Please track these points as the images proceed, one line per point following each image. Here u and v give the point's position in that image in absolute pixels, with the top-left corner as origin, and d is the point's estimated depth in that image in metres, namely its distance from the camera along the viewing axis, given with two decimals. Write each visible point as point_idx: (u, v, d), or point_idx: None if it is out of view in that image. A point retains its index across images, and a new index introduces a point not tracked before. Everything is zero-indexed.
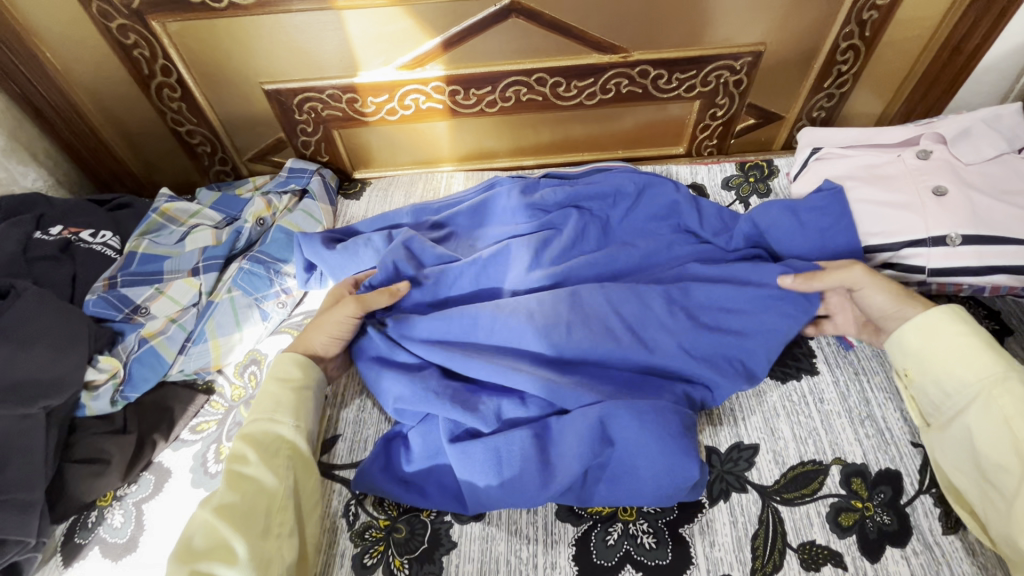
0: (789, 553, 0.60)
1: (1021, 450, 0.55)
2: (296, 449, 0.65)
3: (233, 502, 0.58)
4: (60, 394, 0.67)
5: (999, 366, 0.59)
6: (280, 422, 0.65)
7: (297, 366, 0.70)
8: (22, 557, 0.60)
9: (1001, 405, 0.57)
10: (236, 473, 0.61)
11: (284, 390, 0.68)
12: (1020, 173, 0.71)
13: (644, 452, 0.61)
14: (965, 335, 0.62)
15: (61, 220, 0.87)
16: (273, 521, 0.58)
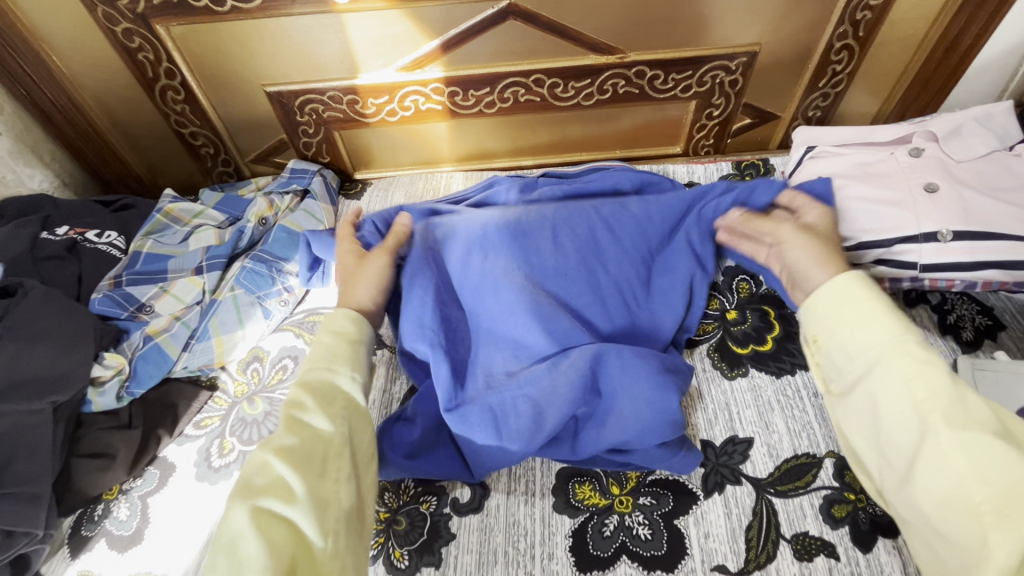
0: (782, 544, 0.61)
1: (920, 410, 0.49)
2: (350, 395, 0.60)
3: (293, 445, 0.53)
4: (67, 391, 0.68)
5: (894, 327, 0.53)
6: (337, 371, 0.61)
7: (351, 321, 0.66)
8: (30, 548, 0.62)
9: (900, 370, 0.51)
10: (293, 415, 0.56)
11: (338, 341, 0.64)
12: (1011, 171, 0.72)
13: (627, 395, 0.64)
14: (866, 298, 0.56)
15: (67, 221, 0.89)
16: (329, 465, 0.54)
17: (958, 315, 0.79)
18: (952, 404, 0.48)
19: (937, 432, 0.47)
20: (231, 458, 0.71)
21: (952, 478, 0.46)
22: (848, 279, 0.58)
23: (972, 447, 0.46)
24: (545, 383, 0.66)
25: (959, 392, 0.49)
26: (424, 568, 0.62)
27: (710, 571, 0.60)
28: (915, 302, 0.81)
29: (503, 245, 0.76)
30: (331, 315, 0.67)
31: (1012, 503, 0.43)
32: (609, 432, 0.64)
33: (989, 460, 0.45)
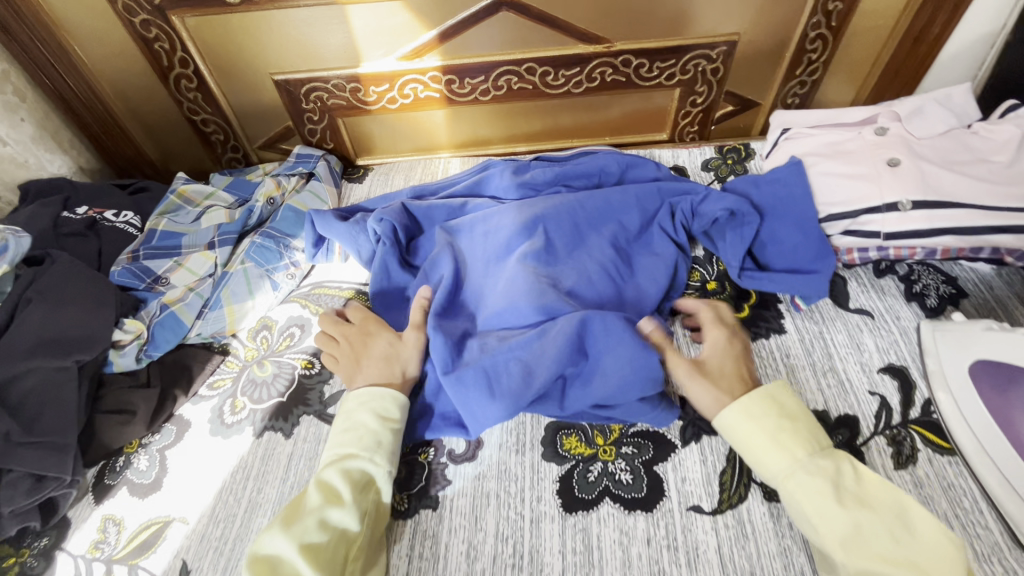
0: (753, 487, 0.66)
1: (824, 541, 0.55)
2: (379, 488, 0.64)
3: (320, 546, 0.56)
4: (90, 351, 0.73)
5: (787, 458, 0.59)
6: (375, 460, 0.64)
7: (399, 407, 0.69)
8: (58, 492, 0.67)
9: (799, 502, 0.57)
10: (326, 511, 0.59)
11: (384, 427, 0.67)
12: (968, 146, 0.78)
13: (608, 353, 0.68)
14: (760, 427, 0.62)
15: (87, 202, 0.94)
16: (348, 568, 0.57)
17: (924, 285, 0.84)
18: (851, 530, 0.54)
19: (841, 567, 0.53)
20: (243, 416, 0.76)
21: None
22: (736, 407, 0.64)
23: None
24: (535, 345, 0.70)
25: (853, 518, 0.54)
26: (423, 510, 0.67)
27: (686, 510, 0.65)
28: (884, 273, 0.86)
29: (506, 233, 0.84)
30: (377, 393, 0.69)
31: None
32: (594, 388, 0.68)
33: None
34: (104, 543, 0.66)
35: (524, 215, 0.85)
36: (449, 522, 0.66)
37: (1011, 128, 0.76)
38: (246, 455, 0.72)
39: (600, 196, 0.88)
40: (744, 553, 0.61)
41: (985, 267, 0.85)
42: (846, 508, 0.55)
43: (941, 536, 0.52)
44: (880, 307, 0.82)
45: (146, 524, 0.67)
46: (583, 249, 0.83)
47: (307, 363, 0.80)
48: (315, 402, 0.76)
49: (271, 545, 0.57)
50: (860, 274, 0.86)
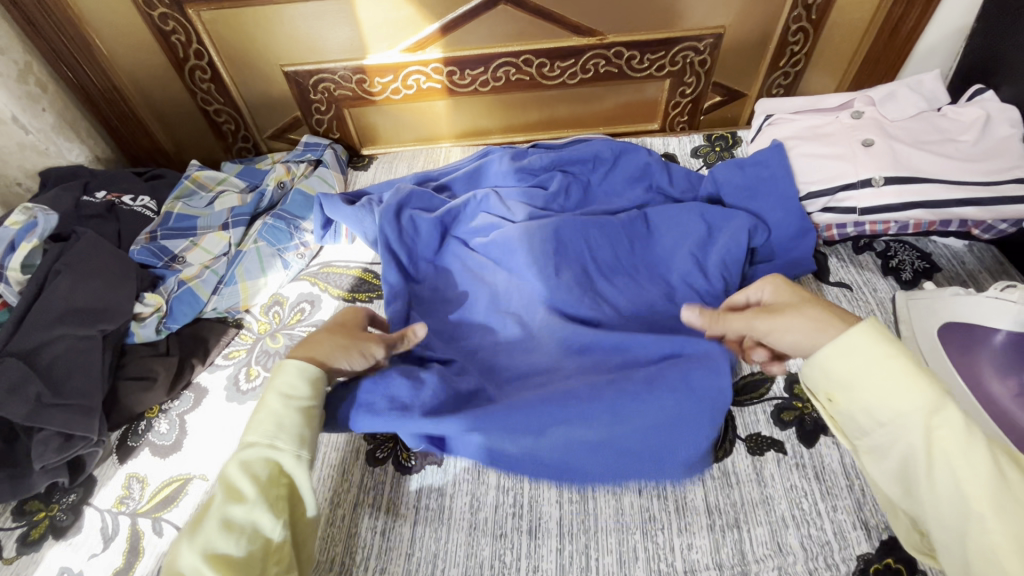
0: (738, 442, 0.71)
1: (965, 495, 0.45)
2: (288, 474, 0.54)
3: (230, 551, 0.47)
4: (113, 320, 0.78)
5: (929, 393, 0.48)
6: (282, 448, 0.53)
7: (308, 380, 0.58)
8: (86, 451, 0.71)
9: (936, 441, 0.47)
10: (226, 510, 0.49)
11: (288, 407, 0.55)
12: (937, 128, 0.83)
13: (644, 432, 0.64)
14: (897, 356, 0.51)
15: (105, 186, 0.99)
16: (271, 567, 0.49)
17: (900, 260, 0.89)
18: (1005, 490, 0.44)
19: (987, 524, 0.43)
20: (258, 383, 0.80)
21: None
22: (865, 332, 0.53)
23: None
24: (532, 364, 0.74)
25: (1002, 475, 0.44)
26: (428, 466, 0.72)
27: None
28: (862, 250, 0.91)
29: (509, 242, 0.85)
30: (285, 367, 0.57)
31: None
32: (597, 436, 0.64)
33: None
34: (129, 498, 0.70)
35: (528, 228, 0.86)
36: (453, 477, 0.70)
37: (977, 110, 0.82)
38: None
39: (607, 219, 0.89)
40: (729, 500, 0.66)
41: (957, 243, 0.90)
42: (998, 461, 0.45)
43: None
44: (858, 280, 0.87)
45: (168, 481, 0.71)
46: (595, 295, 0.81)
47: None
48: None
49: (176, 558, 0.47)
50: (839, 251, 0.92)
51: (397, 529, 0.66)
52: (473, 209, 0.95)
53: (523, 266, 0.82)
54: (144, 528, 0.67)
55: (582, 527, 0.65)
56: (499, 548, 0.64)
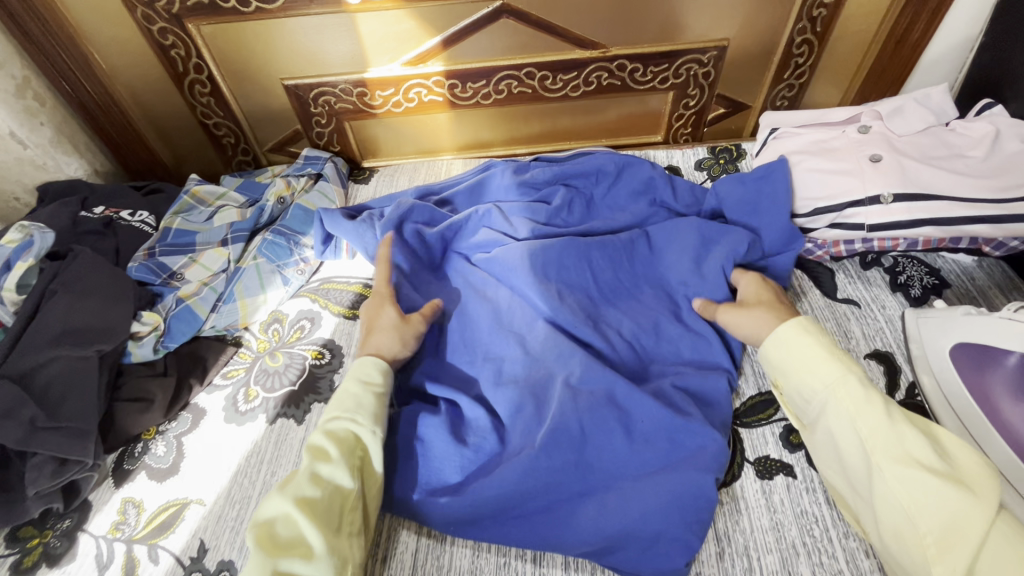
0: (746, 466, 0.69)
1: (867, 448, 0.59)
2: (366, 445, 0.65)
3: (315, 499, 0.58)
4: (111, 341, 0.76)
5: (841, 370, 0.63)
6: (361, 424, 0.65)
7: (380, 371, 0.71)
8: (81, 476, 0.69)
9: (847, 409, 0.61)
10: (315, 467, 0.60)
11: (365, 391, 0.68)
12: (945, 143, 0.82)
13: (631, 500, 0.63)
14: (814, 346, 0.66)
15: (103, 201, 0.98)
16: (345, 520, 0.59)
17: (909, 276, 0.87)
18: (894, 442, 0.58)
19: (882, 470, 0.57)
20: (257, 404, 0.79)
21: (901, 513, 0.55)
22: (793, 327, 0.69)
23: (910, 476, 0.55)
24: (536, 389, 0.72)
25: (898, 431, 0.58)
26: None
27: None
28: (870, 265, 0.90)
29: (509, 261, 0.84)
30: (360, 362, 0.71)
31: (951, 537, 0.52)
32: (576, 525, 0.63)
33: (925, 490, 0.54)
34: (125, 524, 0.68)
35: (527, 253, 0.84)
36: None
37: (986, 125, 0.80)
38: (259, 440, 0.75)
39: (615, 254, 0.86)
40: (737, 527, 0.64)
41: (967, 259, 0.89)
42: (895, 422, 0.59)
43: (980, 470, 0.56)
44: (866, 297, 0.86)
45: (165, 506, 0.70)
46: (598, 324, 0.79)
47: (317, 353, 0.83)
48: (326, 390, 0.79)
49: (267, 508, 0.58)
50: (847, 266, 0.90)
51: (399, 555, 0.65)
52: (474, 224, 0.94)
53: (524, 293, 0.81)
54: (139, 555, 0.65)
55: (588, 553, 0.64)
56: None
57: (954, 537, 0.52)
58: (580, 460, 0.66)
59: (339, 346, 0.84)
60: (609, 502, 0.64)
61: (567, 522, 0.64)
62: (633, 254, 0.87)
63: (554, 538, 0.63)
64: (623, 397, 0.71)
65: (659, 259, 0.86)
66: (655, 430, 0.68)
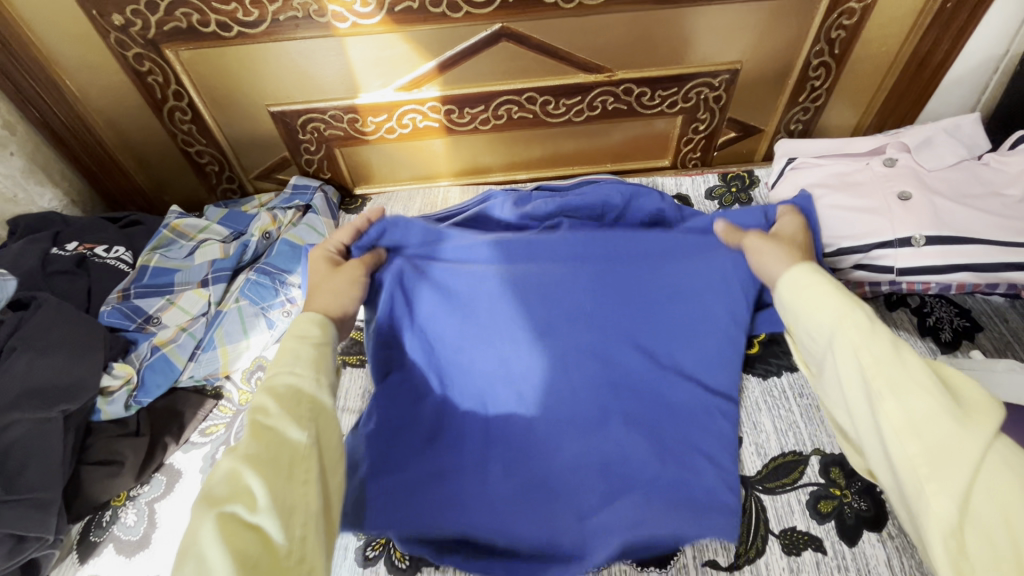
0: (771, 539, 0.64)
1: (864, 377, 0.52)
2: (316, 395, 0.58)
3: (257, 452, 0.51)
4: (77, 400, 0.70)
5: (841, 301, 0.57)
6: (300, 373, 0.58)
7: (317, 325, 0.64)
8: (41, 553, 0.63)
9: (844, 338, 0.55)
10: (255, 421, 0.53)
11: (304, 343, 0.61)
12: (979, 179, 0.76)
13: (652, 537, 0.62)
14: (818, 279, 0.59)
15: (76, 236, 0.91)
16: (297, 470, 0.52)
17: (937, 317, 0.82)
18: (895, 369, 0.51)
19: (879, 397, 0.51)
20: None
21: (893, 440, 0.49)
22: (796, 266, 0.62)
23: (911, 404, 0.49)
24: (560, 409, 0.70)
25: (900, 357, 0.52)
26: (424, 568, 0.65)
27: (701, 566, 0.62)
28: (895, 306, 0.84)
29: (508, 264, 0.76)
30: (296, 318, 0.64)
31: (944, 459, 0.47)
32: (584, 504, 0.65)
33: (923, 416, 0.49)
34: None
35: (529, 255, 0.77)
36: None
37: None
38: None
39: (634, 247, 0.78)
40: None
41: (999, 299, 0.83)
42: (898, 349, 0.52)
43: (983, 398, 0.50)
44: None
45: None
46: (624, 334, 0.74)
47: None
48: None
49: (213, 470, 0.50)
50: (871, 307, 0.84)
51: None
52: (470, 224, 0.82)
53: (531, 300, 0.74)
54: None
55: None
56: None
57: (951, 461, 0.46)
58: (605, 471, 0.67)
59: None
60: (615, 478, 0.66)
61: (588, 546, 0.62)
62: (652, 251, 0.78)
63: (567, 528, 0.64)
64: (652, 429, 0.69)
65: (679, 248, 0.78)
66: (657, 418, 0.70)
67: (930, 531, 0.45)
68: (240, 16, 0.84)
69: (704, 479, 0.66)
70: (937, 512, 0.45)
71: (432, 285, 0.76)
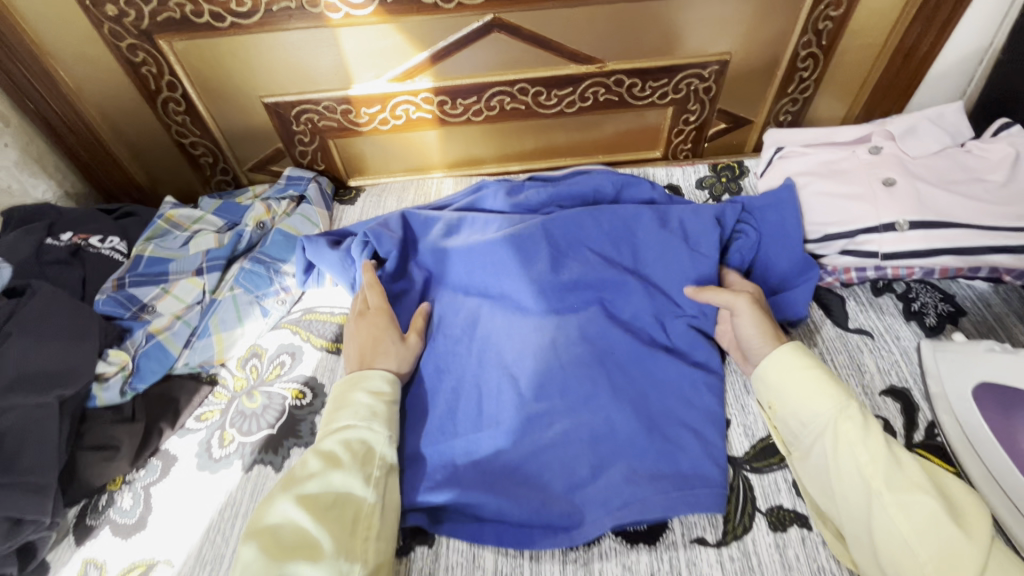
0: (758, 517, 0.65)
1: (865, 474, 0.56)
2: (383, 452, 0.64)
3: (323, 505, 0.57)
4: (73, 385, 0.71)
5: (839, 395, 0.61)
6: (375, 431, 0.65)
7: (387, 381, 0.71)
8: (37, 535, 0.64)
9: (842, 432, 0.59)
10: (328, 473, 0.59)
11: (378, 400, 0.68)
12: (962, 165, 0.78)
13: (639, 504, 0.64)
14: (809, 368, 0.65)
15: (71, 227, 0.92)
16: (360, 525, 0.57)
17: (922, 303, 0.83)
18: (892, 469, 0.56)
19: (882, 495, 0.55)
20: (232, 449, 0.74)
21: (899, 539, 0.52)
22: (788, 349, 0.67)
23: (910, 506, 0.53)
24: (557, 382, 0.74)
25: (895, 457, 0.57)
26: (418, 547, 0.65)
27: (690, 543, 0.64)
28: (882, 292, 0.85)
29: (502, 254, 0.83)
30: (366, 372, 0.70)
31: (950, 562, 0.50)
32: (571, 471, 0.68)
33: (925, 517, 0.52)
34: None
35: (520, 240, 0.83)
36: (446, 560, 0.64)
37: (1005, 147, 0.76)
38: (235, 491, 0.70)
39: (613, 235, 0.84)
40: None
41: (982, 284, 0.85)
42: (892, 448, 0.57)
43: (971, 498, 0.54)
44: (879, 326, 0.81)
45: (129, 567, 0.64)
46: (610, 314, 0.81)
47: (298, 393, 0.78)
48: (306, 434, 0.74)
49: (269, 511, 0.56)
50: (858, 293, 0.86)
51: None
52: (475, 221, 0.90)
53: (525, 290, 0.81)
54: None
55: None
56: None
57: (956, 566, 0.49)
58: (593, 441, 0.70)
59: (321, 385, 0.79)
60: (602, 446, 0.69)
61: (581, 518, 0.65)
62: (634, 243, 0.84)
63: (553, 502, 0.66)
64: (642, 406, 0.73)
65: (660, 231, 0.83)
66: (642, 390, 0.74)
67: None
68: (233, 6, 0.84)
69: (690, 453, 0.69)
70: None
71: (448, 286, 0.86)
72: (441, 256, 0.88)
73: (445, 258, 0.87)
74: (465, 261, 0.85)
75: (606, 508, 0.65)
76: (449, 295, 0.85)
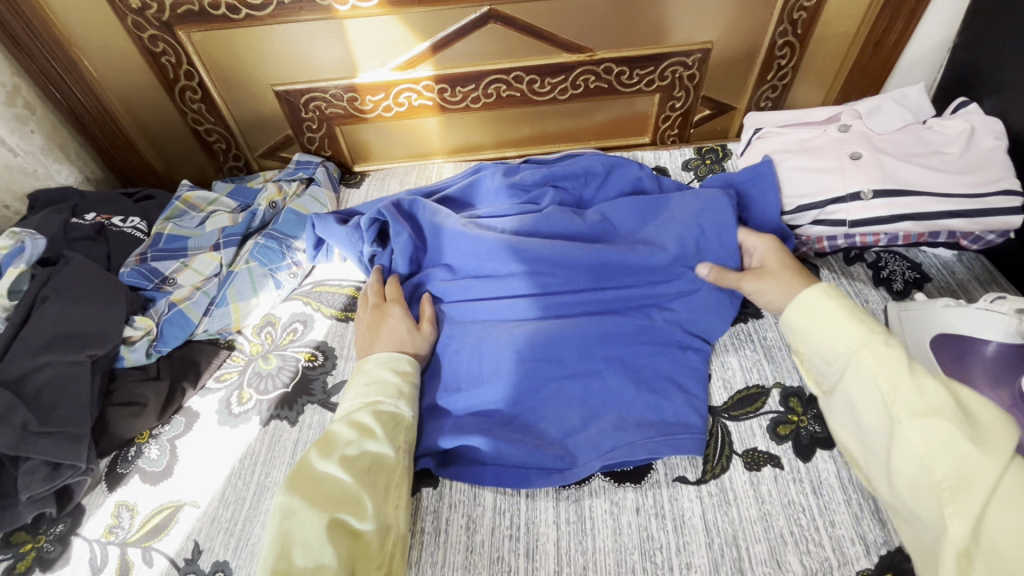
0: (735, 458, 0.71)
1: (887, 403, 0.59)
2: (409, 425, 0.69)
3: (362, 469, 0.61)
4: (104, 345, 0.77)
5: (862, 330, 0.64)
6: (401, 404, 0.69)
7: (408, 363, 0.75)
8: (74, 479, 0.69)
9: (867, 364, 0.62)
10: (363, 443, 0.63)
11: (402, 379, 0.72)
12: (923, 140, 0.84)
13: (624, 450, 0.70)
14: (833, 307, 0.67)
15: (94, 208, 0.98)
16: (392, 491, 0.62)
17: (891, 271, 0.88)
18: (913, 395, 0.58)
19: (901, 421, 0.57)
20: (250, 406, 0.79)
21: (917, 461, 0.55)
22: (816, 292, 0.70)
23: (927, 429, 0.55)
24: (551, 342, 0.79)
25: (918, 383, 0.58)
26: (424, 488, 0.72)
27: (673, 481, 0.70)
28: (853, 261, 0.91)
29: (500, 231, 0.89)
30: (385, 358, 0.74)
31: (965, 478, 0.51)
32: (564, 420, 0.74)
33: (941, 440, 0.54)
34: (118, 527, 0.68)
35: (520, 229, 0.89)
36: (449, 498, 0.70)
37: (961, 123, 0.83)
38: (253, 443, 0.75)
39: (609, 211, 0.90)
40: (727, 517, 0.66)
41: (947, 253, 0.90)
42: (917, 375, 0.59)
43: (999, 418, 0.54)
44: (849, 292, 0.87)
45: (158, 509, 0.70)
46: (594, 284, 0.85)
47: (310, 355, 0.84)
48: (319, 392, 0.80)
49: (310, 463, 0.61)
50: (831, 262, 0.92)
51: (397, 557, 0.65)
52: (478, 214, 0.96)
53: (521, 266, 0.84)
54: (133, 558, 0.66)
55: (579, 548, 0.65)
56: (495, 573, 0.64)
57: (969, 481, 0.51)
58: (585, 394, 0.76)
59: (332, 348, 0.85)
60: (593, 398, 0.75)
61: (574, 462, 0.70)
62: (621, 221, 0.90)
63: (548, 448, 0.71)
64: (627, 361, 0.78)
65: (644, 212, 0.89)
66: (635, 351, 0.79)
67: (945, 550, 0.50)
68: None
69: (675, 404, 0.74)
70: (953, 530, 0.50)
71: (446, 265, 0.89)
72: (438, 237, 0.91)
73: (441, 239, 0.90)
74: (457, 242, 0.88)
75: (598, 456, 0.70)
76: (446, 269, 0.89)
